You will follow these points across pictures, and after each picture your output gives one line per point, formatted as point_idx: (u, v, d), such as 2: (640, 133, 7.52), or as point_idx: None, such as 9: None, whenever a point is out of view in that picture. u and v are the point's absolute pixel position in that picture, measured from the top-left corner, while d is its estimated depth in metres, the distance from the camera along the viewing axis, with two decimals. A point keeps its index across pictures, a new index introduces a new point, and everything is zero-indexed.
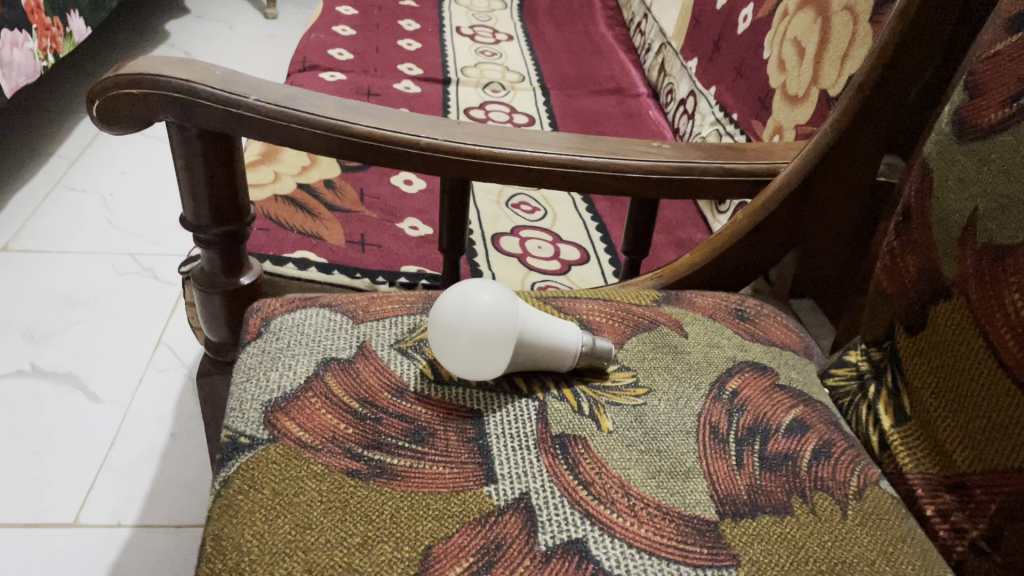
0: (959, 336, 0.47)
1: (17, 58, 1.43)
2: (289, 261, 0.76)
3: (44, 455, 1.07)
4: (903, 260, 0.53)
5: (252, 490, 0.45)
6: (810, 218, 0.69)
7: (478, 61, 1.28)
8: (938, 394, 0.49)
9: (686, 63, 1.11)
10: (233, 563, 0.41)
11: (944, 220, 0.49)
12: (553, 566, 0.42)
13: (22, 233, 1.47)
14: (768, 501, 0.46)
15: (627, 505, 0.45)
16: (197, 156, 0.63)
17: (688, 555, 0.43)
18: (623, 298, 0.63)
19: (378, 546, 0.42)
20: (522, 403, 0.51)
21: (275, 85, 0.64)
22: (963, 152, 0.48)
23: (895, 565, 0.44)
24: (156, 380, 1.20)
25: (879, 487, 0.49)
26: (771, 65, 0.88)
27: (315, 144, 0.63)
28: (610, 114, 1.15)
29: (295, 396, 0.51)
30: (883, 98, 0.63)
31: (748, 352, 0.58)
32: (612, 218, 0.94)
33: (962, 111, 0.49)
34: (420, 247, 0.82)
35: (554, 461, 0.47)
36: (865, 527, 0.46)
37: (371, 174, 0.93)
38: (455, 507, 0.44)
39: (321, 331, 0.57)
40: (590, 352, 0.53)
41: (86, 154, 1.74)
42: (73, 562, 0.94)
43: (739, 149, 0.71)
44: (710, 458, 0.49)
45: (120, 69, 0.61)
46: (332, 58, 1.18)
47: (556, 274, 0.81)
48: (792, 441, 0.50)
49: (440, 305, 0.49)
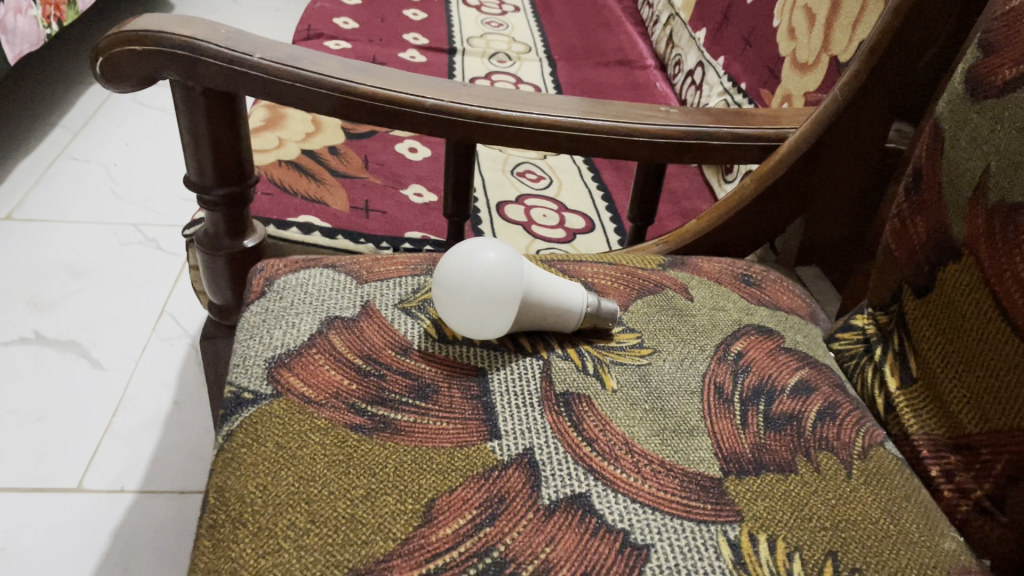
0: (968, 297, 0.47)
1: (21, 25, 1.41)
2: (293, 225, 0.75)
3: (47, 421, 1.07)
4: (913, 223, 0.53)
5: (255, 443, 0.45)
6: (818, 185, 0.68)
7: (484, 32, 1.27)
8: (945, 356, 0.49)
9: (695, 34, 1.10)
10: (236, 514, 0.41)
11: (955, 180, 0.49)
12: (557, 519, 0.41)
13: (24, 202, 1.47)
14: (773, 460, 0.46)
15: (631, 462, 0.45)
16: (202, 116, 0.62)
17: (692, 510, 0.43)
18: (629, 262, 0.62)
19: (381, 498, 0.42)
20: (527, 361, 0.51)
21: (280, 44, 0.64)
22: (975, 111, 0.47)
23: (899, 523, 0.44)
24: (160, 349, 1.20)
25: (883, 448, 0.49)
26: (781, 33, 0.87)
27: (320, 104, 0.62)
28: (616, 85, 1.14)
29: (299, 352, 0.51)
30: (895, 62, 0.62)
31: (753, 316, 0.58)
32: (618, 187, 0.93)
33: (976, 69, 0.48)
34: (425, 214, 0.82)
35: (558, 418, 0.47)
36: (870, 486, 0.46)
37: (375, 141, 0.92)
38: (459, 461, 0.44)
39: (325, 291, 0.56)
40: (595, 312, 0.53)
41: (90, 124, 1.74)
42: (77, 526, 0.95)
43: (748, 114, 0.70)
44: (715, 417, 0.49)
45: (124, 26, 0.60)
46: (337, 27, 1.17)
47: (561, 242, 0.81)
48: (797, 402, 0.50)
49: (445, 264, 0.49)
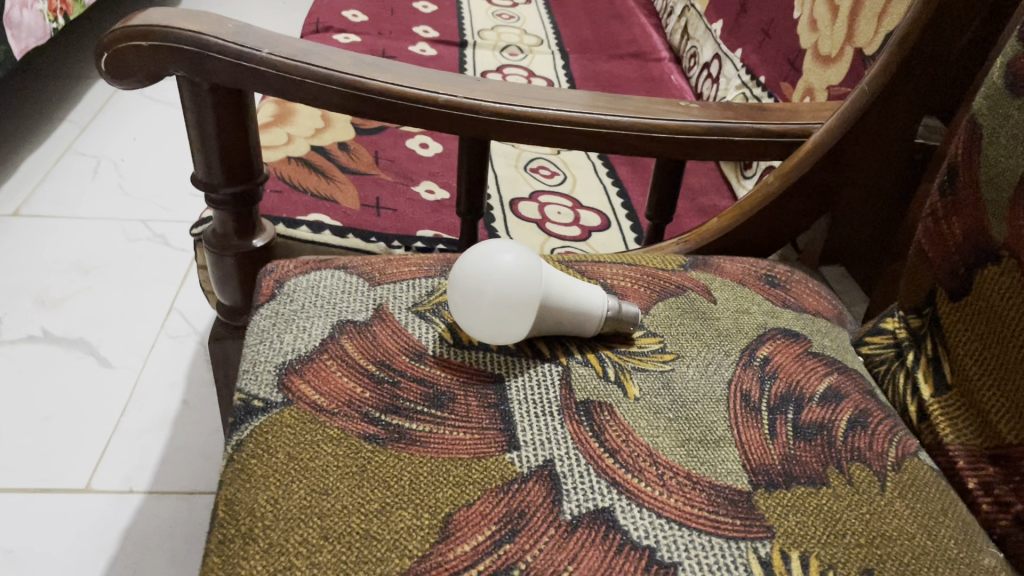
0: (1008, 301, 0.45)
1: (26, 19, 1.40)
2: (303, 224, 0.73)
3: (55, 421, 1.06)
4: (948, 223, 0.51)
5: (266, 454, 0.43)
6: (843, 182, 0.66)
7: (495, 24, 1.25)
8: (982, 363, 0.47)
9: (711, 25, 1.08)
10: (246, 529, 0.40)
11: (995, 179, 0.47)
12: (580, 535, 0.40)
13: (32, 198, 1.45)
14: (804, 472, 0.44)
15: (655, 475, 0.43)
16: (209, 113, 0.61)
17: (720, 526, 0.41)
18: (648, 263, 0.61)
19: (397, 513, 0.40)
20: (545, 367, 0.49)
21: (289, 38, 0.62)
22: (1016, 107, 0.45)
23: (937, 539, 0.42)
24: (168, 347, 1.19)
25: (917, 458, 0.47)
26: (802, 24, 0.85)
27: (330, 99, 0.61)
28: (631, 78, 1.12)
29: (310, 358, 0.49)
30: (926, 54, 0.60)
31: (778, 319, 0.56)
32: (634, 182, 0.91)
33: (1016, 63, 0.46)
34: (437, 212, 0.80)
35: (578, 428, 0.45)
36: (905, 499, 0.44)
37: (386, 137, 0.91)
38: (477, 473, 0.43)
39: (336, 293, 0.55)
40: (615, 316, 0.51)
41: (97, 119, 1.72)
42: (86, 529, 0.94)
43: (770, 109, 0.68)
44: (742, 427, 0.47)
45: (128, 21, 0.58)
46: (347, 20, 1.15)
47: (577, 240, 0.79)
48: (827, 410, 0.48)
49: (460, 266, 0.47)
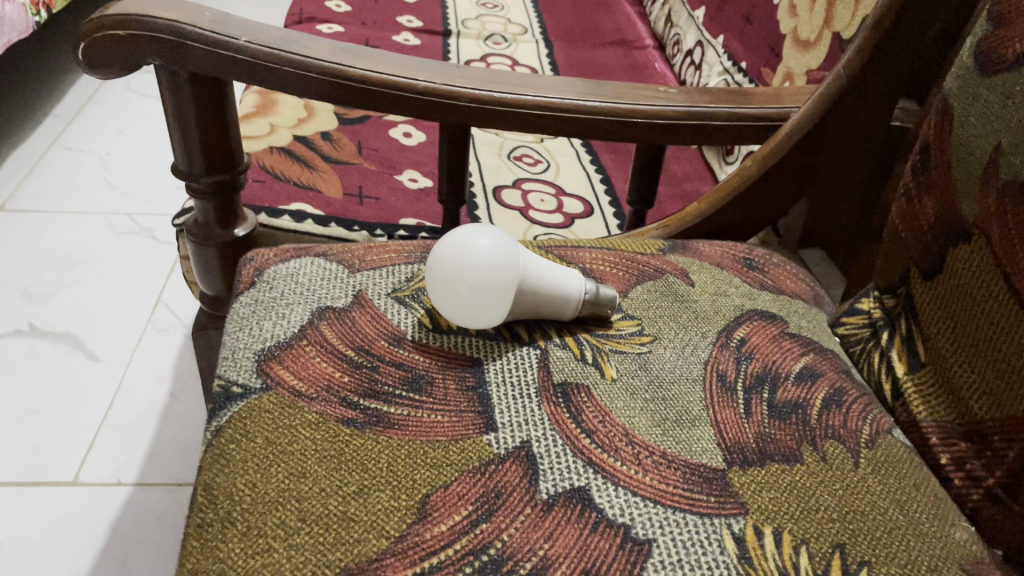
0: (978, 279, 0.45)
1: (9, 13, 1.39)
2: (285, 213, 0.74)
3: (43, 414, 1.06)
4: (920, 203, 0.51)
5: (245, 439, 0.43)
6: (821, 166, 0.67)
7: (479, 13, 1.25)
8: (955, 340, 0.48)
9: (693, 13, 1.08)
10: (225, 513, 0.40)
11: (965, 158, 0.47)
12: (555, 514, 0.40)
13: (17, 193, 1.45)
14: (778, 449, 0.45)
15: (631, 454, 0.44)
16: (188, 102, 0.61)
17: (695, 504, 0.41)
18: (627, 247, 0.61)
19: (375, 495, 0.41)
20: (524, 351, 0.50)
21: (267, 26, 0.62)
22: (986, 87, 0.46)
23: (909, 513, 0.42)
24: (156, 340, 1.19)
25: (890, 436, 0.47)
26: (783, 9, 0.85)
27: (308, 87, 0.61)
28: (614, 65, 1.12)
29: (289, 344, 0.49)
30: (901, 37, 0.61)
31: (756, 301, 0.56)
32: (617, 169, 0.91)
33: (985, 43, 0.46)
34: (420, 200, 0.80)
35: (556, 409, 0.46)
36: (877, 475, 0.44)
37: (369, 126, 0.91)
38: (454, 455, 0.43)
39: (316, 281, 0.55)
40: (593, 300, 0.51)
41: (83, 113, 1.72)
42: (74, 521, 0.94)
43: (749, 93, 0.68)
44: (718, 406, 0.47)
45: (106, 10, 0.58)
46: (330, 10, 1.15)
47: (559, 226, 0.80)
48: (802, 389, 0.49)
49: (439, 251, 0.47)
